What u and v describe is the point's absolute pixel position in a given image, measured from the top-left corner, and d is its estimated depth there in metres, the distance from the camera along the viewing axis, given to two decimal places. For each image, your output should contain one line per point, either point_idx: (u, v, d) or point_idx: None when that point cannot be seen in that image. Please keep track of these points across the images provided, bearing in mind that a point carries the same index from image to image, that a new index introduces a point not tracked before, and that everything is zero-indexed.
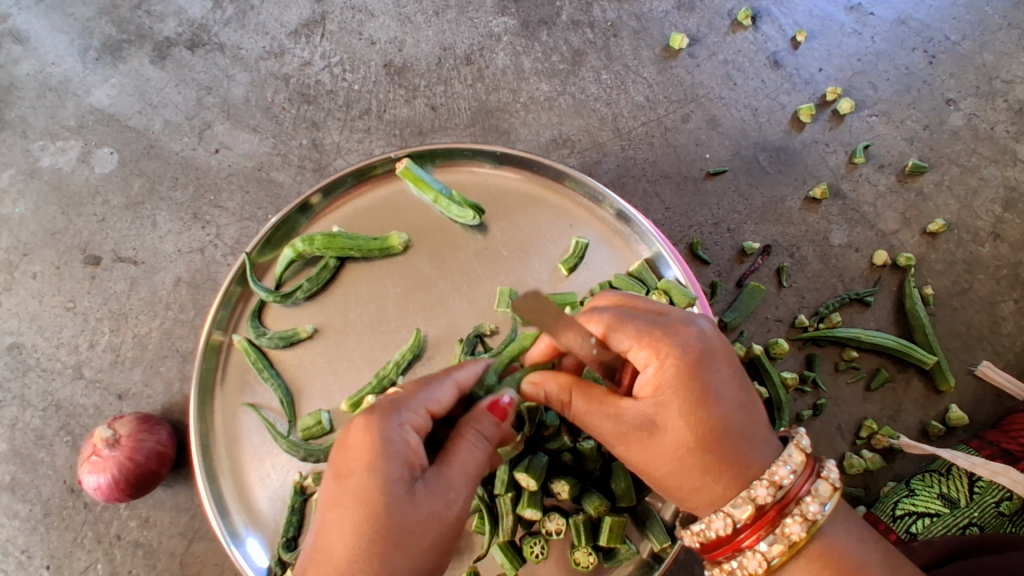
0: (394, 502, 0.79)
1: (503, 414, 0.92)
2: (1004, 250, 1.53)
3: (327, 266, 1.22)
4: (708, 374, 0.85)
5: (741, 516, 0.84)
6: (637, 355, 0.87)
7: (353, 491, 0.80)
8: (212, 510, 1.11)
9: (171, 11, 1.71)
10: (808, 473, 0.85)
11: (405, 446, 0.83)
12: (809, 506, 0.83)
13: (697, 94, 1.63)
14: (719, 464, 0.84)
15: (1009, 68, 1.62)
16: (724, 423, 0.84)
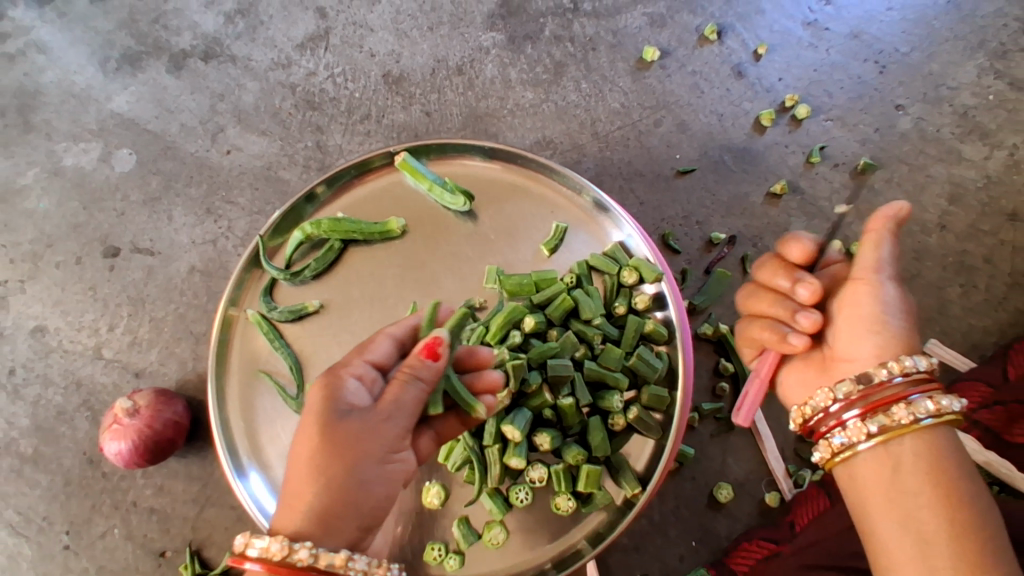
0: (335, 426, 0.91)
1: (434, 352, 0.98)
2: (949, 240, 1.68)
3: (332, 249, 1.35)
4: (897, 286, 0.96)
5: (859, 390, 0.91)
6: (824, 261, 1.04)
7: (304, 425, 0.93)
8: (227, 463, 1.23)
9: (186, 26, 1.86)
10: (932, 384, 0.90)
11: (350, 388, 0.94)
12: (922, 404, 0.88)
13: (668, 102, 1.79)
14: (873, 328, 0.94)
15: (954, 76, 1.78)
16: (882, 309, 0.94)
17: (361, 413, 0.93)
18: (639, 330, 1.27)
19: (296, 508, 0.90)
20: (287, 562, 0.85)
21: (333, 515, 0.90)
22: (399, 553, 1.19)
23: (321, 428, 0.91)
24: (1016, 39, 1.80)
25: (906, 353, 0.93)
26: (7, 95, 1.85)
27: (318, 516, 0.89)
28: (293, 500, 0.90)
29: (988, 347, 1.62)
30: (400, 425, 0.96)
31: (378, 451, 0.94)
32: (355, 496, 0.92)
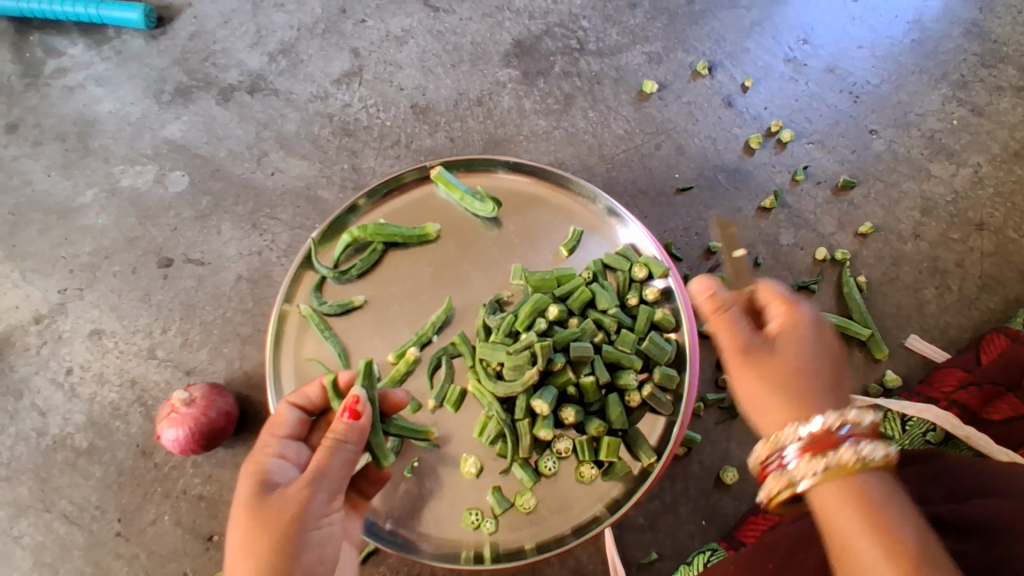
0: (263, 502, 1.01)
1: (355, 413, 1.10)
2: (923, 247, 1.87)
3: (375, 251, 1.52)
4: (821, 336, 1.03)
5: (800, 437, 0.96)
6: (772, 308, 1.06)
7: (239, 504, 1.03)
8: None
9: (233, 63, 2.07)
10: (868, 436, 0.94)
11: (272, 466, 1.08)
12: (856, 449, 0.93)
13: (667, 129, 2.00)
14: (801, 393, 0.99)
15: (920, 104, 2.01)
16: (806, 361, 1.01)
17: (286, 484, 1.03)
18: (650, 318, 1.44)
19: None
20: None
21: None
22: (442, 514, 1.36)
23: (251, 504, 1.01)
24: (975, 72, 2.03)
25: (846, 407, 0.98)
26: (68, 124, 2.04)
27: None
28: (234, 570, 0.99)
29: (963, 342, 1.79)
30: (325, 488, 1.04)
31: (303, 517, 1.02)
32: (290, 561, 0.99)
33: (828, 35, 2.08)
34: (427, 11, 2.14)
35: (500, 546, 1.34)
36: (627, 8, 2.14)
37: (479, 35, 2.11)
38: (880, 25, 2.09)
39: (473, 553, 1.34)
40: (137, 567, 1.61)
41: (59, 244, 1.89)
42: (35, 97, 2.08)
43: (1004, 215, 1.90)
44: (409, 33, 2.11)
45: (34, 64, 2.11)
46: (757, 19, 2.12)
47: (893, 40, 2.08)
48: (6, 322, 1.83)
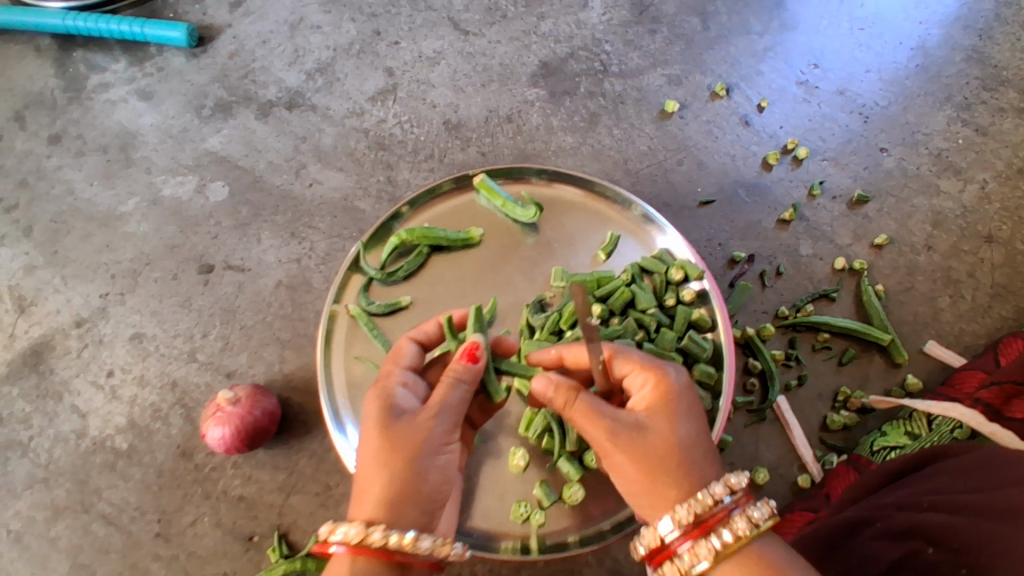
0: (394, 427, 1.05)
1: (473, 356, 1.13)
2: (936, 258, 1.96)
3: (420, 254, 1.59)
4: (686, 403, 1.08)
5: (683, 523, 1.00)
6: (636, 378, 1.12)
7: (366, 429, 1.06)
8: (332, 424, 1.44)
9: (272, 81, 2.16)
10: (744, 500, 1.02)
11: (394, 398, 1.10)
12: (739, 522, 1.00)
13: (689, 145, 2.09)
14: (676, 467, 1.03)
15: (926, 125, 2.14)
16: (684, 436, 1.04)
17: (412, 414, 1.07)
18: (687, 318, 1.51)
19: (365, 499, 1.02)
20: (364, 543, 0.98)
21: (398, 502, 1.01)
22: (491, 508, 1.40)
23: (381, 428, 1.05)
24: (978, 94, 2.18)
25: (718, 473, 1.05)
26: (109, 136, 2.10)
27: (386, 503, 1.01)
28: (363, 491, 1.03)
29: (978, 348, 1.86)
30: (448, 422, 1.07)
31: (432, 447, 1.05)
32: (416, 485, 1.03)
33: (837, 61, 2.22)
34: (458, 33, 2.24)
35: (546, 537, 1.40)
36: (647, 34, 2.26)
37: (507, 57, 2.21)
38: (886, 52, 2.24)
39: (520, 544, 1.39)
40: (177, 568, 1.63)
41: (100, 251, 1.95)
42: (78, 110, 2.15)
43: (1011, 229, 2.00)
44: (441, 54, 2.21)
45: (76, 79, 2.18)
46: (770, 44, 2.24)
47: (899, 64, 2.22)
48: (47, 326, 1.89)
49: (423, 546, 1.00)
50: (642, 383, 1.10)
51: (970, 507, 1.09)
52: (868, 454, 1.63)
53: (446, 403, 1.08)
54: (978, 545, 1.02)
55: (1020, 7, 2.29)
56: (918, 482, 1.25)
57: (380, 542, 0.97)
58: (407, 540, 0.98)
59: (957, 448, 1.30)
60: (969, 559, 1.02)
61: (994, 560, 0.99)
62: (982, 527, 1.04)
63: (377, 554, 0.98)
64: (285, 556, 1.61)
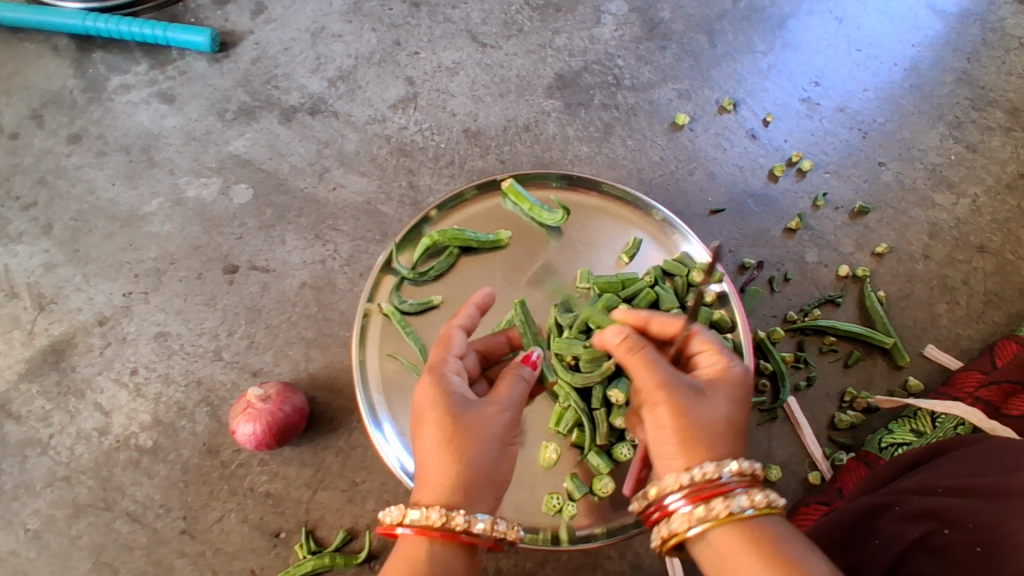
0: (461, 416, 1.12)
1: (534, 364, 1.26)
2: (933, 266, 2.06)
3: (451, 255, 1.64)
4: (743, 393, 1.14)
5: (686, 483, 1.04)
6: (708, 357, 1.19)
7: (432, 418, 1.12)
8: (369, 421, 1.49)
9: (295, 87, 2.20)
10: (753, 485, 1.03)
11: (454, 388, 1.18)
12: (743, 496, 1.01)
13: (699, 157, 2.18)
14: (715, 438, 1.07)
15: (921, 142, 2.26)
16: (728, 415, 1.10)
17: (477, 405, 1.14)
18: (709, 318, 1.58)
19: (436, 485, 1.08)
20: (444, 526, 1.04)
21: (471, 487, 1.08)
22: (525, 500, 1.45)
23: (451, 419, 1.11)
24: (967, 113, 2.31)
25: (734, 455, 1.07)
26: (132, 136, 2.12)
27: (460, 488, 1.07)
28: (434, 478, 1.09)
29: (974, 351, 1.96)
30: (511, 414, 1.15)
31: (498, 436, 1.12)
32: (485, 471, 1.10)
33: (836, 79, 2.33)
34: (476, 45, 2.32)
35: (575, 528, 1.44)
36: (657, 50, 2.36)
37: (524, 69, 2.29)
38: (882, 71, 2.36)
39: (550, 535, 1.42)
40: (203, 565, 1.63)
41: (123, 250, 1.96)
42: (99, 110, 2.16)
43: (1001, 240, 2.12)
44: (460, 65, 2.28)
45: (96, 80, 2.20)
46: (774, 63, 2.35)
47: (893, 83, 2.35)
48: (68, 324, 1.87)
49: (495, 529, 1.08)
50: (711, 362, 1.18)
51: (984, 490, 1.19)
52: (877, 449, 1.71)
53: (507, 397, 1.17)
54: (994, 524, 1.12)
55: (1003, 33, 2.44)
56: (932, 471, 1.35)
57: (461, 525, 1.04)
58: (484, 525, 1.06)
59: (967, 438, 1.38)
60: (986, 536, 1.12)
61: (1011, 537, 1.08)
62: (996, 510, 1.14)
63: (455, 536, 1.04)
64: (313, 552, 1.62)
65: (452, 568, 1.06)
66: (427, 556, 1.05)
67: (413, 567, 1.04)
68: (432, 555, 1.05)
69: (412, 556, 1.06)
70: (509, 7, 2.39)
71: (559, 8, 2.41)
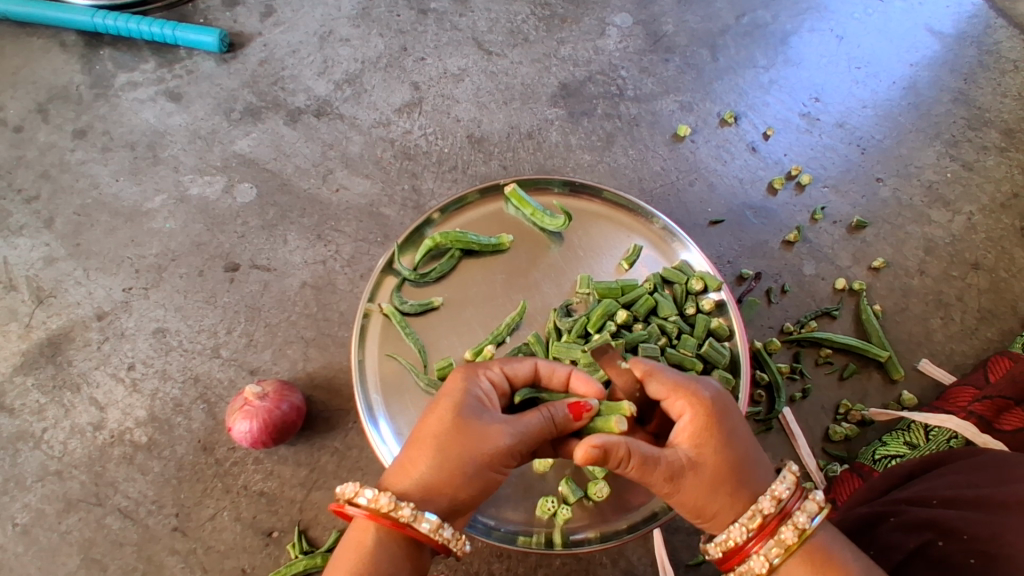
0: (465, 420, 1.12)
1: (579, 414, 1.18)
2: (928, 281, 2.09)
3: (453, 257, 1.67)
4: (727, 421, 1.11)
5: (749, 528, 1.09)
6: (677, 404, 1.13)
7: (437, 410, 1.15)
8: (365, 415, 1.49)
9: (301, 89, 2.22)
10: (800, 496, 1.10)
11: (479, 394, 1.18)
12: (798, 519, 1.07)
13: (699, 168, 2.21)
14: (731, 489, 1.09)
15: (919, 159, 2.29)
16: (730, 464, 1.09)
17: (487, 417, 1.13)
18: (707, 326, 1.61)
19: (410, 474, 1.12)
20: (390, 514, 1.08)
21: (439, 488, 1.11)
22: (519, 503, 1.46)
23: (453, 418, 1.13)
24: (964, 132, 2.35)
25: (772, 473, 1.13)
26: (137, 133, 2.13)
27: (426, 485, 1.11)
28: (410, 465, 1.13)
29: (967, 367, 1.97)
30: (513, 441, 1.12)
31: (489, 455, 1.11)
32: (459, 483, 1.11)
33: (836, 96, 2.37)
34: (482, 53, 2.34)
35: (569, 531, 1.45)
36: (661, 62, 2.39)
37: (529, 78, 2.32)
38: (881, 88, 2.40)
39: (544, 538, 1.44)
40: (193, 563, 1.61)
41: (125, 245, 1.96)
42: (105, 107, 2.17)
43: (995, 257, 2.14)
44: (466, 72, 2.30)
45: (104, 76, 2.21)
46: (775, 78, 2.39)
47: (892, 101, 2.39)
48: (67, 317, 1.86)
49: (441, 534, 1.10)
50: (685, 413, 1.12)
51: (980, 502, 1.20)
52: (871, 462, 1.72)
53: (521, 424, 1.14)
54: (989, 535, 1.13)
55: (1000, 55, 2.48)
56: (927, 483, 1.37)
57: (405, 518, 1.07)
58: (429, 525, 1.08)
59: (963, 451, 1.40)
60: (980, 548, 1.13)
61: (1005, 549, 1.10)
62: (993, 521, 1.15)
63: (400, 527, 1.08)
64: (305, 552, 1.61)
65: (394, 562, 1.09)
66: (373, 542, 1.09)
67: (359, 551, 1.09)
68: (377, 542, 1.09)
69: (358, 539, 1.10)
70: (515, 17, 2.42)
71: (565, 19, 2.44)
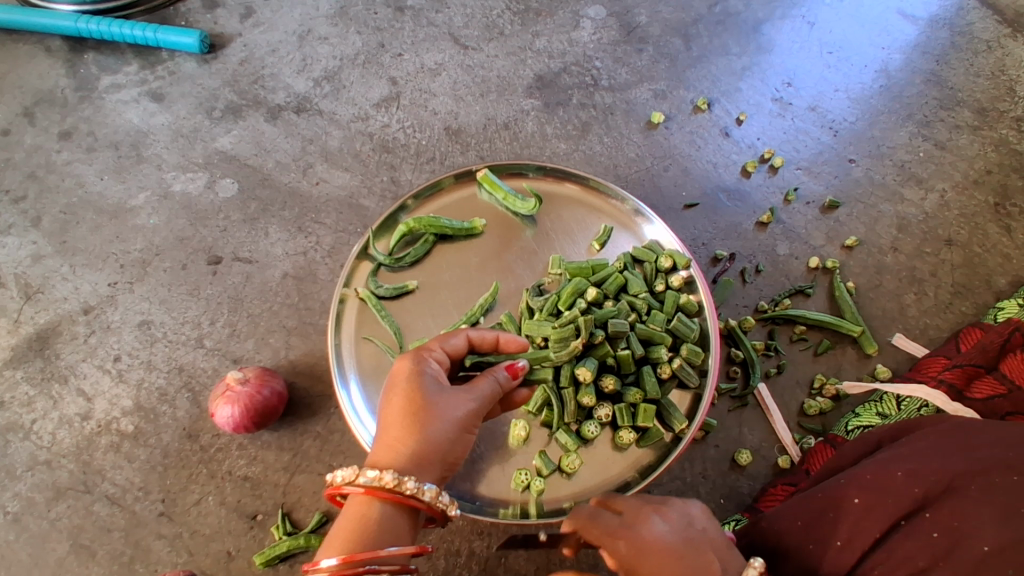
0: (432, 395, 1.17)
1: (516, 373, 1.30)
2: (902, 259, 2.12)
3: (427, 242, 1.71)
4: (673, 552, 1.00)
5: None
6: (621, 552, 1.04)
7: (401, 391, 1.18)
8: (337, 381, 1.55)
9: (281, 87, 2.27)
10: None
11: (434, 372, 1.22)
12: None
13: (673, 153, 2.24)
14: None
15: (891, 140, 2.33)
16: None
17: (451, 387, 1.20)
18: (676, 302, 1.63)
19: (393, 450, 1.13)
20: (395, 489, 1.08)
21: (427, 459, 1.14)
22: (494, 480, 1.49)
23: (420, 394, 1.17)
24: (936, 113, 2.38)
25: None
26: (121, 133, 2.18)
27: (416, 457, 1.13)
28: (394, 442, 1.14)
29: (941, 340, 2.00)
30: (478, 404, 1.21)
31: (461, 419, 1.19)
32: (442, 450, 1.16)
33: (808, 80, 2.41)
34: (458, 47, 2.39)
35: (544, 502, 1.48)
36: (634, 52, 2.43)
37: (505, 70, 2.36)
38: (852, 73, 2.44)
39: (519, 509, 1.47)
40: (180, 547, 1.64)
41: (110, 241, 2.00)
42: (89, 108, 2.22)
43: (968, 233, 2.17)
44: (442, 66, 2.35)
45: (88, 79, 2.26)
46: (748, 64, 2.43)
47: (864, 84, 2.42)
48: (54, 312, 1.91)
49: (439, 499, 1.13)
50: (629, 557, 1.03)
51: (944, 473, 1.15)
52: (844, 433, 1.75)
53: (479, 390, 1.23)
54: (952, 508, 1.09)
55: (971, 36, 2.52)
56: (893, 454, 1.28)
57: (411, 491, 1.08)
58: (431, 493, 1.11)
59: (930, 420, 1.42)
60: (945, 520, 1.08)
61: (967, 521, 1.06)
62: (956, 492, 1.11)
63: (404, 500, 1.09)
64: (288, 533, 1.64)
65: (397, 533, 1.09)
66: (375, 515, 1.08)
67: (362, 525, 1.07)
68: (381, 517, 1.09)
69: (359, 513, 1.09)
70: (490, 11, 2.47)
71: (540, 13, 2.49)
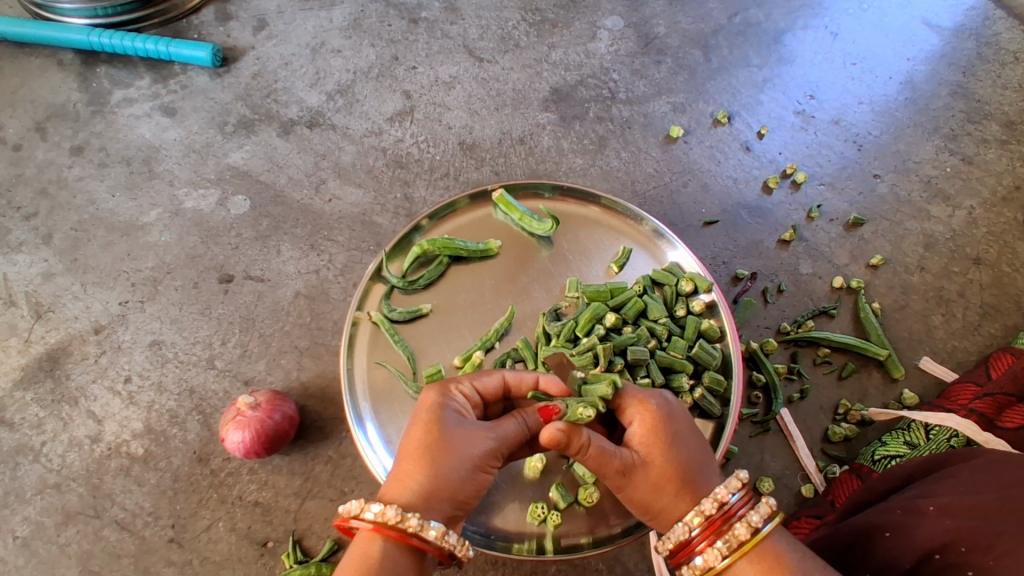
0: (448, 429, 1.14)
1: (549, 416, 1.21)
2: (929, 278, 2.05)
3: (441, 263, 1.67)
4: (676, 424, 1.16)
5: (702, 521, 1.07)
6: (629, 412, 1.19)
7: (418, 424, 1.15)
8: (353, 419, 1.49)
9: (294, 101, 2.24)
10: (750, 498, 1.08)
11: (458, 405, 1.20)
12: (750, 518, 1.05)
13: (693, 169, 2.19)
14: (677, 487, 1.11)
15: (917, 153, 2.26)
16: (682, 462, 1.12)
17: (467, 424, 1.16)
18: (697, 328, 1.58)
19: (404, 483, 1.10)
20: (399, 526, 1.04)
21: (435, 494, 1.09)
22: (509, 512, 1.45)
23: (435, 426, 1.14)
24: (962, 126, 2.31)
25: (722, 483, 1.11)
26: (133, 149, 2.16)
27: (421, 493, 1.08)
28: (404, 476, 1.10)
29: (970, 364, 1.93)
30: (495, 443, 1.16)
31: (478, 459, 1.14)
32: (453, 488, 1.11)
33: (831, 92, 2.35)
34: (473, 60, 2.35)
35: (561, 537, 1.44)
36: (652, 64, 2.39)
37: (520, 83, 2.32)
38: (877, 84, 2.38)
39: (535, 544, 1.43)
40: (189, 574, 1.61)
41: (121, 259, 1.98)
42: (101, 123, 2.20)
43: (997, 252, 2.10)
44: (457, 79, 2.31)
45: (101, 94, 2.25)
46: (769, 76, 2.37)
47: (888, 97, 2.36)
48: (65, 331, 1.89)
49: (447, 540, 1.07)
50: (634, 416, 1.18)
51: (977, 508, 1.09)
52: (870, 462, 1.69)
53: (503, 429, 1.18)
54: (987, 545, 1.03)
55: (999, 47, 2.44)
56: (927, 486, 1.24)
57: (414, 528, 1.04)
58: (437, 532, 1.06)
59: (965, 453, 1.29)
60: (978, 560, 1.03)
61: (1003, 560, 1.00)
62: (990, 528, 1.04)
63: (407, 538, 1.05)
64: (299, 561, 1.61)
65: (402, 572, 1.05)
66: (379, 554, 1.05)
67: (365, 563, 1.04)
68: (384, 555, 1.05)
69: (363, 552, 1.05)
70: (505, 23, 2.43)
71: (556, 24, 2.44)
